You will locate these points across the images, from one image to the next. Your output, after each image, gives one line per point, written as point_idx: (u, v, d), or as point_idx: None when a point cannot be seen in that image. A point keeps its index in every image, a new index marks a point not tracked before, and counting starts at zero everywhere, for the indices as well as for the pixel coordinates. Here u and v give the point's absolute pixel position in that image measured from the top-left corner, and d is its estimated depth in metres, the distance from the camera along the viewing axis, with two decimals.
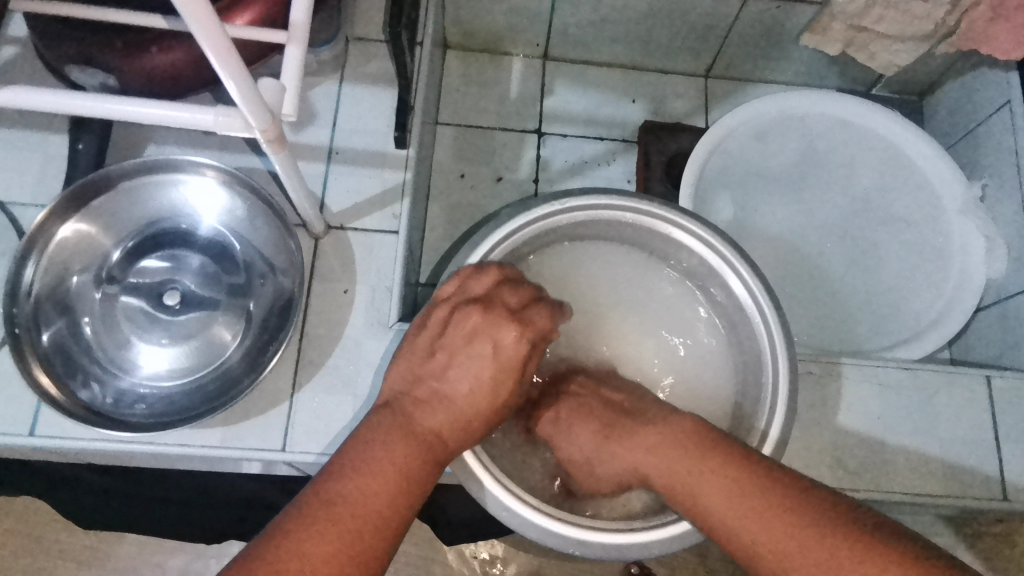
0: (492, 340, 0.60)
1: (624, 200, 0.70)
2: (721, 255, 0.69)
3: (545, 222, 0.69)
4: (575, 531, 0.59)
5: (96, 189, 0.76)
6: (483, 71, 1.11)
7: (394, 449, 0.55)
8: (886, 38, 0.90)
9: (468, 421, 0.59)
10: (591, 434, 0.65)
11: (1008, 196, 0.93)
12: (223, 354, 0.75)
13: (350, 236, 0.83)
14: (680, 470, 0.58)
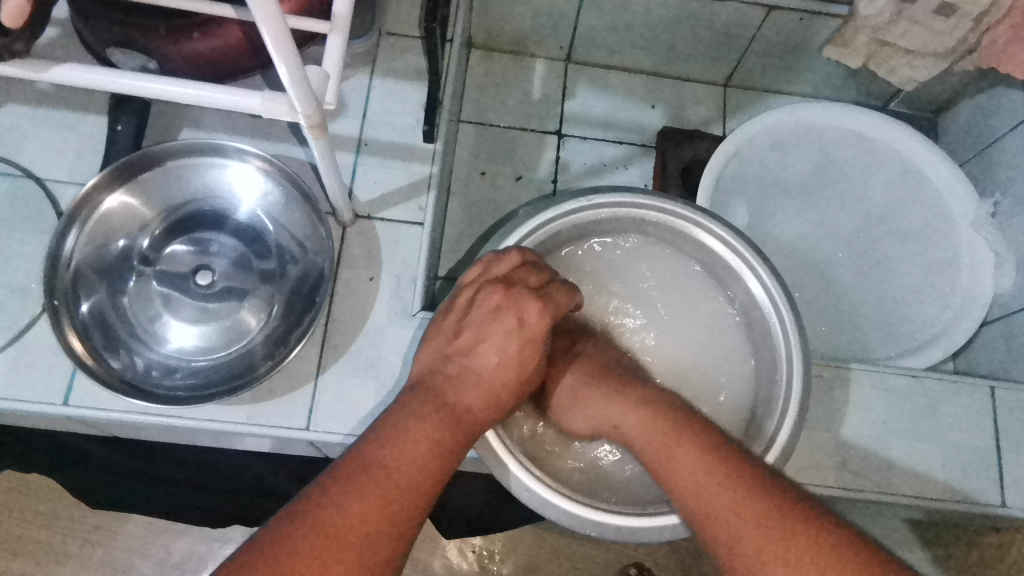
0: (516, 315, 0.63)
1: (650, 200, 0.72)
2: (742, 256, 0.71)
3: (572, 217, 0.71)
4: (591, 512, 0.64)
5: (142, 166, 0.78)
6: (507, 71, 1.14)
7: (426, 419, 0.57)
8: (908, 53, 0.91)
9: (496, 394, 0.61)
10: (587, 379, 0.69)
11: (1019, 213, 0.95)
12: (249, 338, 0.77)
13: (377, 226, 0.85)
14: (654, 442, 0.62)
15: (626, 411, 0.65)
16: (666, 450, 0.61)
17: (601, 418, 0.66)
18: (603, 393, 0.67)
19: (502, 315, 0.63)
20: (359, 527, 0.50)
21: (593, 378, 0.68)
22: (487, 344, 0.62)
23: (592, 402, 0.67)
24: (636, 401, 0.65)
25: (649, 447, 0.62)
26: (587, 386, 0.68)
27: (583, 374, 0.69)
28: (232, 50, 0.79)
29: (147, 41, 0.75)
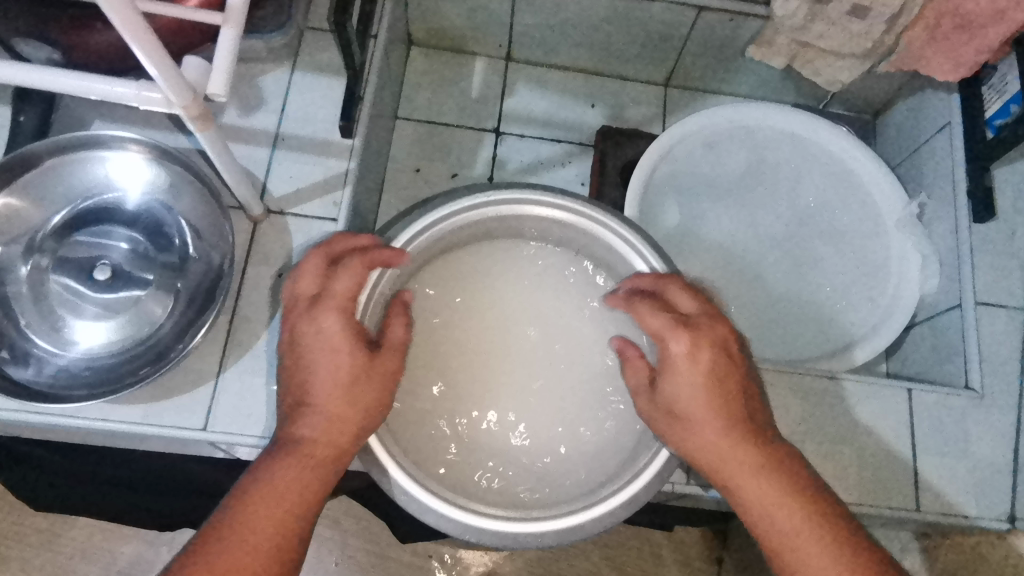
0: (316, 322, 0.64)
1: (549, 195, 0.73)
2: (628, 244, 0.72)
3: (455, 215, 0.72)
4: (468, 517, 0.64)
5: (25, 164, 0.78)
6: (446, 70, 1.14)
7: (296, 451, 0.61)
8: (829, 54, 0.90)
9: (332, 400, 0.62)
10: (708, 398, 0.64)
11: (942, 215, 0.93)
12: (155, 323, 0.78)
13: (288, 221, 0.86)
14: (750, 473, 0.63)
15: (745, 458, 0.63)
16: (782, 516, 0.61)
17: (721, 458, 0.63)
18: (732, 429, 0.63)
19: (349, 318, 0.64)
20: (230, 565, 0.54)
21: (726, 405, 0.64)
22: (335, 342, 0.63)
23: (706, 424, 0.63)
24: (762, 448, 0.63)
25: (767, 508, 0.62)
26: (718, 416, 0.63)
27: (713, 393, 0.64)
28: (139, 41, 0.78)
29: (52, 31, 0.76)
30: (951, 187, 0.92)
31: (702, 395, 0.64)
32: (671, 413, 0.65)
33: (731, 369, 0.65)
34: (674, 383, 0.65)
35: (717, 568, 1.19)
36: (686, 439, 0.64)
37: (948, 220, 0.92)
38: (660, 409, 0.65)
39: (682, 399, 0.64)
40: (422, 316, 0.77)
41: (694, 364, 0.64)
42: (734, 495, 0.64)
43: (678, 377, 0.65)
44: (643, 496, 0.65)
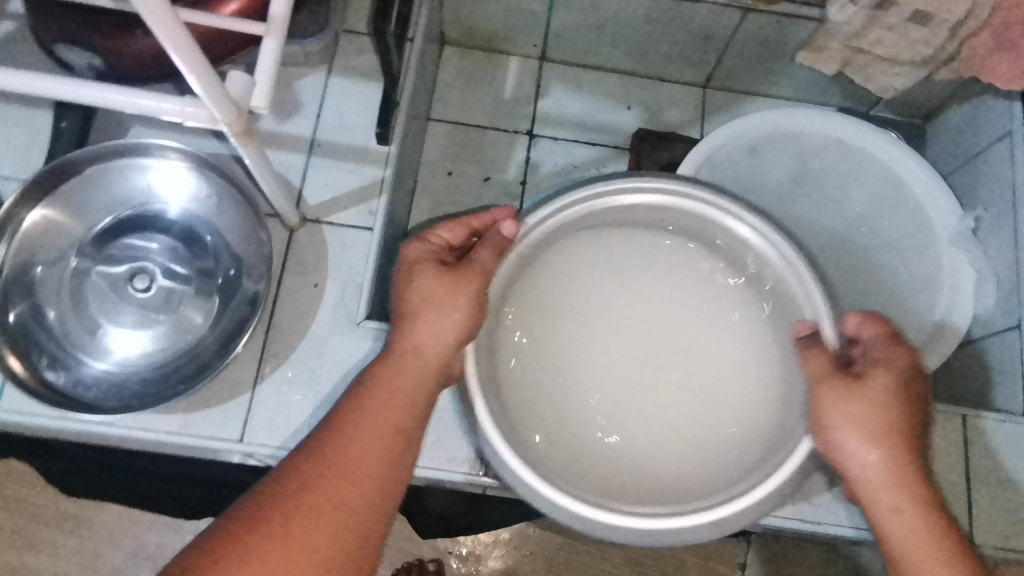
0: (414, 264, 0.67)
1: (690, 187, 0.68)
2: (776, 251, 0.67)
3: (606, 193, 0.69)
4: (552, 490, 0.61)
5: (66, 173, 0.78)
6: (479, 69, 1.10)
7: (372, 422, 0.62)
8: (882, 61, 0.87)
9: (409, 353, 0.64)
10: (892, 425, 0.62)
11: (1001, 228, 0.90)
12: (195, 332, 0.77)
13: (324, 230, 0.83)
14: (906, 520, 0.61)
15: (907, 493, 0.62)
16: (931, 557, 0.60)
17: (883, 485, 0.62)
18: (905, 461, 0.62)
19: (449, 290, 0.64)
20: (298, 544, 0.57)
21: (909, 439, 0.62)
22: (432, 313, 0.64)
23: (871, 452, 0.62)
24: (926, 484, 0.62)
25: (916, 547, 0.61)
26: (899, 447, 0.62)
27: (898, 422, 0.62)
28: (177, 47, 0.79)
29: (95, 39, 0.76)
30: (1011, 201, 0.89)
31: (887, 423, 0.62)
32: (848, 426, 0.61)
33: (919, 406, 0.64)
34: (854, 401, 0.62)
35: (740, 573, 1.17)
36: (853, 460, 0.62)
37: (1008, 234, 0.88)
38: (833, 417, 0.61)
39: (863, 413, 0.62)
40: (539, 292, 0.71)
41: (870, 394, 0.62)
42: (884, 536, 0.62)
43: (853, 400, 0.62)
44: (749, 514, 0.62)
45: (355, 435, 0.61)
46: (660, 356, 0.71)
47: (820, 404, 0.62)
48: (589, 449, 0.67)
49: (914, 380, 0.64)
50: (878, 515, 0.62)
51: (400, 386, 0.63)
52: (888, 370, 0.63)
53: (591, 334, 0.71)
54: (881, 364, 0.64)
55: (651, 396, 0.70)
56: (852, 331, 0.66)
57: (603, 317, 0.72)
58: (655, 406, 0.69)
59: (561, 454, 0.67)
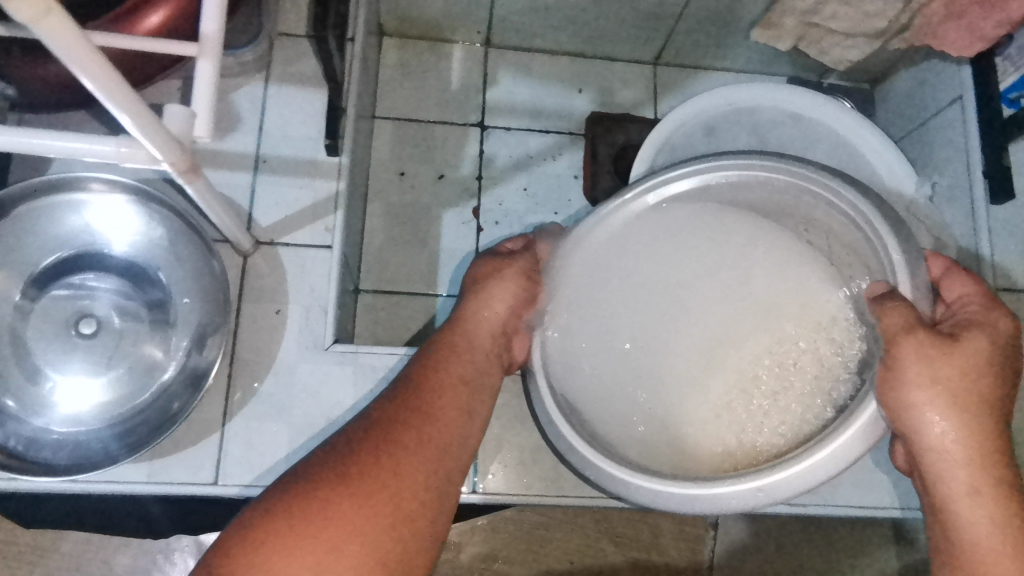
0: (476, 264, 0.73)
1: (777, 162, 0.65)
2: (857, 218, 0.62)
3: (645, 186, 0.69)
4: (607, 464, 0.63)
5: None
6: (422, 60, 1.05)
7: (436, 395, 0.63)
8: (838, 34, 0.89)
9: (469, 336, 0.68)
10: (979, 394, 0.57)
11: (956, 194, 0.91)
12: (159, 374, 0.72)
13: (280, 251, 0.79)
14: (977, 494, 0.56)
15: (989, 473, 0.56)
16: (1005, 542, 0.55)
17: (963, 460, 0.56)
18: (990, 437, 0.57)
19: (497, 271, 0.71)
20: (329, 522, 0.54)
21: (992, 414, 0.58)
22: (486, 295, 0.70)
23: (946, 419, 0.57)
24: (1007, 464, 0.57)
25: (990, 531, 0.55)
26: (984, 421, 0.57)
27: (986, 392, 0.58)
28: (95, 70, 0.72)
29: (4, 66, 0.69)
30: (966, 166, 0.90)
31: (974, 391, 0.57)
32: (928, 384, 0.57)
33: (1006, 381, 0.59)
34: (942, 360, 0.57)
35: (713, 532, 1.17)
36: (931, 429, 0.57)
37: (964, 200, 0.90)
38: (912, 373, 0.57)
39: (941, 374, 0.57)
40: (591, 283, 0.72)
41: (948, 358, 0.57)
42: (948, 507, 0.57)
43: (932, 361, 0.57)
44: (838, 462, 0.56)
45: (421, 392, 0.63)
46: (718, 336, 0.71)
47: (903, 357, 0.57)
48: (658, 430, 0.69)
49: (1005, 354, 0.60)
50: (949, 494, 0.57)
51: (462, 354, 0.67)
52: (985, 338, 0.59)
53: (635, 313, 0.72)
54: (979, 328, 0.60)
55: (714, 378, 0.70)
56: (960, 297, 0.63)
57: (656, 300, 0.72)
58: (721, 385, 0.70)
59: (630, 436, 0.69)
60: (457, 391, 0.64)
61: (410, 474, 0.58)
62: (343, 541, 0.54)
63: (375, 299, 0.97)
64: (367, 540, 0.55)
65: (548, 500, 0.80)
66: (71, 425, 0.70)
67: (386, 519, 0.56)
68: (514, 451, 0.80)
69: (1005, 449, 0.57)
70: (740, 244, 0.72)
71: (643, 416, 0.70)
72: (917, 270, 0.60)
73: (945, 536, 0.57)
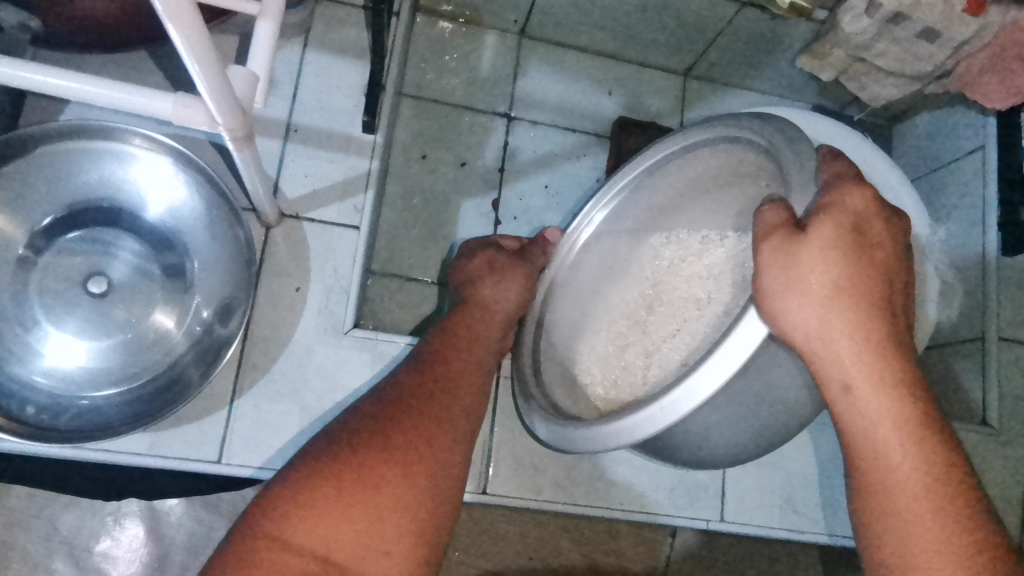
0: (479, 247, 0.78)
1: (691, 137, 0.68)
2: (765, 145, 0.60)
3: (583, 217, 0.73)
4: (560, 425, 0.66)
5: (11, 154, 0.66)
6: (454, 42, 1.03)
7: (462, 372, 0.66)
8: (881, 72, 0.90)
9: (489, 328, 0.71)
10: (838, 287, 0.54)
11: (968, 245, 0.93)
12: (171, 343, 0.69)
13: (305, 227, 0.76)
14: (848, 376, 0.54)
15: (867, 365, 0.53)
16: (890, 441, 0.53)
17: (836, 355, 0.54)
18: (862, 326, 0.54)
19: (505, 265, 0.74)
20: (365, 484, 0.57)
21: (862, 298, 0.54)
22: (499, 282, 0.73)
23: (808, 312, 0.53)
24: (889, 346, 0.54)
25: (873, 418, 0.53)
26: (851, 310, 0.54)
27: (846, 276, 0.54)
28: (126, 13, 0.68)
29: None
30: (981, 216, 0.92)
31: (833, 284, 0.54)
32: (790, 285, 0.54)
33: (873, 256, 0.55)
34: (798, 260, 0.53)
35: (671, 540, 1.03)
36: (799, 330, 0.54)
37: (975, 250, 0.92)
38: (771, 281, 0.54)
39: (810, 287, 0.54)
40: (565, 281, 0.75)
41: (808, 244, 0.53)
42: (823, 392, 0.55)
43: (793, 255, 0.53)
44: (733, 362, 0.53)
45: (438, 365, 0.66)
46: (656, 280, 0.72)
47: (760, 266, 0.54)
48: (593, 367, 0.72)
49: (862, 228, 0.55)
50: (825, 388, 0.55)
51: (481, 331, 0.70)
52: (838, 216, 0.54)
53: (571, 288, 0.76)
54: (833, 207, 0.54)
55: (651, 325, 0.71)
56: (824, 180, 0.55)
57: (594, 276, 0.75)
58: (683, 342, 0.67)
59: (596, 392, 0.71)
60: (475, 377, 0.67)
61: (443, 448, 0.61)
62: (387, 510, 0.57)
63: (387, 283, 0.94)
64: (408, 508, 0.57)
65: (553, 505, 0.81)
66: (76, 388, 0.66)
67: (426, 493, 0.58)
68: (525, 456, 0.80)
69: (878, 334, 0.54)
70: (671, 225, 0.73)
71: (599, 366, 0.72)
72: (803, 176, 0.56)
73: (842, 437, 0.56)
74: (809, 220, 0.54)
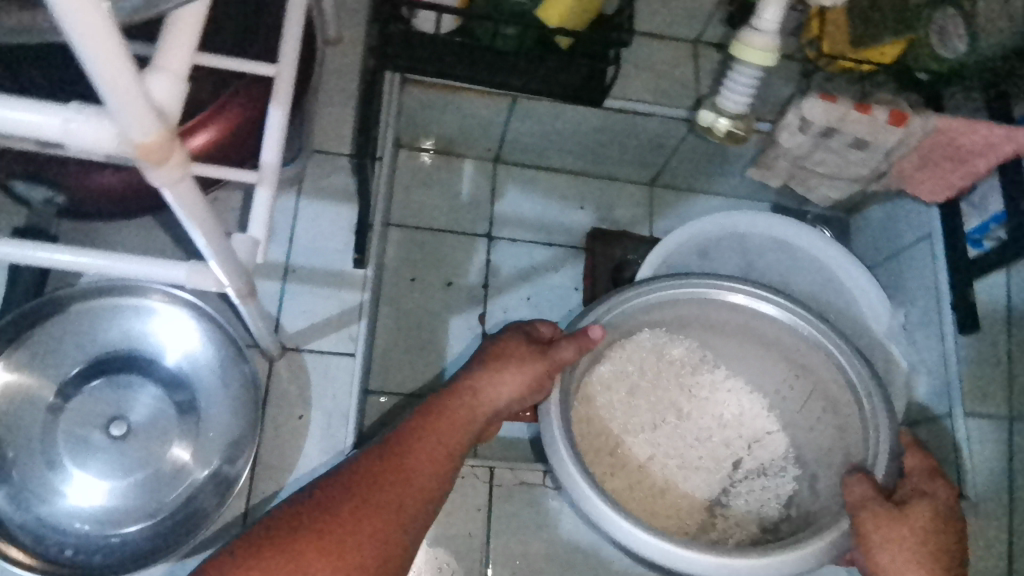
0: (507, 340, 0.73)
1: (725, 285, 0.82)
2: (793, 323, 0.81)
3: (607, 307, 0.80)
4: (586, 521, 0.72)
5: (43, 317, 0.75)
6: (436, 174, 1.13)
7: (427, 462, 0.65)
8: (823, 177, 0.98)
9: (473, 421, 0.69)
10: (936, 558, 0.65)
11: (925, 327, 0.99)
12: (187, 476, 0.74)
13: (305, 358, 0.82)
14: None
15: None
16: None
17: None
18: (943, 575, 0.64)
19: (514, 359, 0.71)
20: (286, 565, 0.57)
21: (946, 536, 0.66)
22: (496, 375, 0.70)
23: (892, 557, 0.65)
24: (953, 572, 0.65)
25: None
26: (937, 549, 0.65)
27: (939, 542, 0.65)
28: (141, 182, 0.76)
29: (49, 171, 0.72)
30: (935, 299, 0.98)
31: (933, 550, 0.65)
32: (884, 527, 0.66)
33: (949, 519, 0.67)
34: (904, 538, 0.65)
35: None
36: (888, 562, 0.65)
37: (932, 332, 0.98)
38: (880, 538, 0.65)
39: (912, 523, 0.66)
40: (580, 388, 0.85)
41: (901, 521, 0.66)
42: None
43: (898, 543, 0.65)
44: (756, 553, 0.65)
45: (402, 450, 0.65)
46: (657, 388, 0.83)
47: (873, 543, 0.65)
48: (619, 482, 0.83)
49: (929, 494, 0.69)
50: None
51: (451, 441, 0.67)
52: (929, 504, 0.68)
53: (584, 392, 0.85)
54: (925, 497, 0.68)
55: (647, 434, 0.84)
56: (911, 467, 0.72)
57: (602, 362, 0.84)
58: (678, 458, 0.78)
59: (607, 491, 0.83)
60: (440, 471, 0.65)
61: (384, 538, 0.61)
62: None
63: (383, 400, 1.00)
64: None
65: None
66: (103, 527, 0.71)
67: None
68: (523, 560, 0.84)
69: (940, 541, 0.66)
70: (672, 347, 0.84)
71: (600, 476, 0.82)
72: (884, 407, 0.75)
73: None
74: (909, 505, 0.68)
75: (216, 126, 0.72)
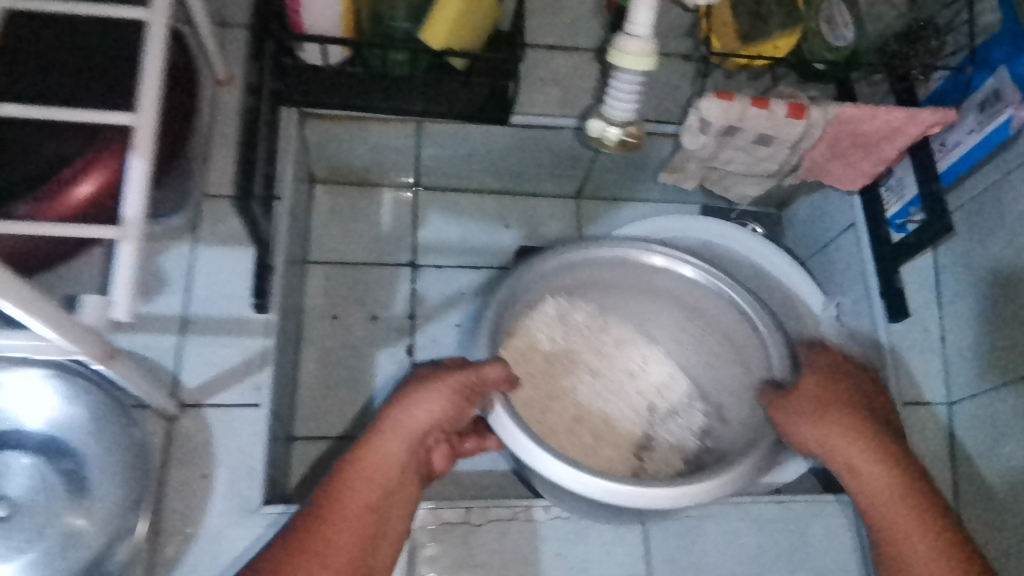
0: (415, 387, 0.72)
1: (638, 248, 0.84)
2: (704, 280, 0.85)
3: (527, 267, 0.82)
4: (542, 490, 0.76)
5: None
6: (355, 205, 1.11)
7: (344, 531, 0.65)
8: (737, 176, 0.97)
9: (383, 485, 0.68)
10: (853, 430, 0.72)
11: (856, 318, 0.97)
12: (84, 545, 0.69)
13: (208, 414, 0.79)
14: (879, 490, 0.70)
15: (878, 458, 0.71)
16: (904, 522, 0.68)
17: (849, 467, 0.71)
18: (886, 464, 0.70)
19: (419, 400, 0.71)
20: None
21: (855, 415, 0.73)
22: (394, 431, 0.70)
23: (833, 436, 0.72)
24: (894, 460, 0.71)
25: (881, 498, 0.70)
26: (846, 420, 0.73)
27: (855, 421, 0.73)
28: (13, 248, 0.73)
29: None
30: (864, 288, 0.96)
31: (851, 427, 0.72)
32: (815, 424, 0.73)
33: (858, 394, 0.76)
34: (830, 418, 0.73)
35: None
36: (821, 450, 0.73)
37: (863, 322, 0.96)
38: (803, 431, 0.74)
39: (840, 387, 0.76)
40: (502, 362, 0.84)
41: (812, 400, 0.75)
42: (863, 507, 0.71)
43: (800, 417, 0.74)
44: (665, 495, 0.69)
45: (325, 515, 0.66)
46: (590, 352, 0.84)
47: (791, 422, 0.74)
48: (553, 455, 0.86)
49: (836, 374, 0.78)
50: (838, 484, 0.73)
51: (358, 496, 0.67)
52: (816, 376, 0.77)
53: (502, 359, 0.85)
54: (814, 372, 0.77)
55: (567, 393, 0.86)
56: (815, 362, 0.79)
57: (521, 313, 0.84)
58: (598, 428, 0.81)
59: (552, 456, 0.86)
60: (358, 535, 0.65)
61: None
62: None
63: (309, 445, 0.96)
64: None
65: None
66: None
67: None
68: None
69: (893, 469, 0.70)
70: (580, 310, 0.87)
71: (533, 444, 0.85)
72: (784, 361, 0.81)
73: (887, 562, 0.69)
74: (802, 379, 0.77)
75: (99, 177, 0.71)
